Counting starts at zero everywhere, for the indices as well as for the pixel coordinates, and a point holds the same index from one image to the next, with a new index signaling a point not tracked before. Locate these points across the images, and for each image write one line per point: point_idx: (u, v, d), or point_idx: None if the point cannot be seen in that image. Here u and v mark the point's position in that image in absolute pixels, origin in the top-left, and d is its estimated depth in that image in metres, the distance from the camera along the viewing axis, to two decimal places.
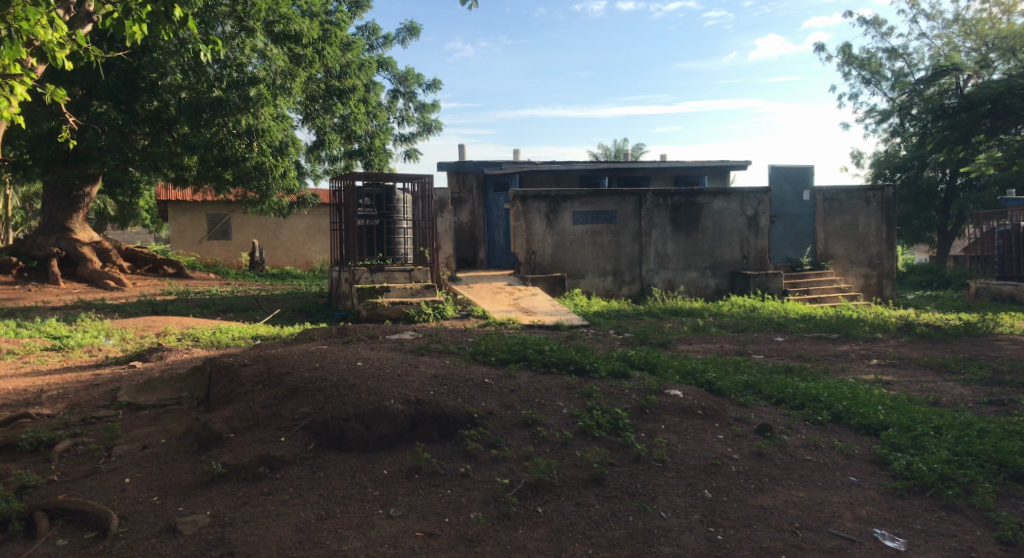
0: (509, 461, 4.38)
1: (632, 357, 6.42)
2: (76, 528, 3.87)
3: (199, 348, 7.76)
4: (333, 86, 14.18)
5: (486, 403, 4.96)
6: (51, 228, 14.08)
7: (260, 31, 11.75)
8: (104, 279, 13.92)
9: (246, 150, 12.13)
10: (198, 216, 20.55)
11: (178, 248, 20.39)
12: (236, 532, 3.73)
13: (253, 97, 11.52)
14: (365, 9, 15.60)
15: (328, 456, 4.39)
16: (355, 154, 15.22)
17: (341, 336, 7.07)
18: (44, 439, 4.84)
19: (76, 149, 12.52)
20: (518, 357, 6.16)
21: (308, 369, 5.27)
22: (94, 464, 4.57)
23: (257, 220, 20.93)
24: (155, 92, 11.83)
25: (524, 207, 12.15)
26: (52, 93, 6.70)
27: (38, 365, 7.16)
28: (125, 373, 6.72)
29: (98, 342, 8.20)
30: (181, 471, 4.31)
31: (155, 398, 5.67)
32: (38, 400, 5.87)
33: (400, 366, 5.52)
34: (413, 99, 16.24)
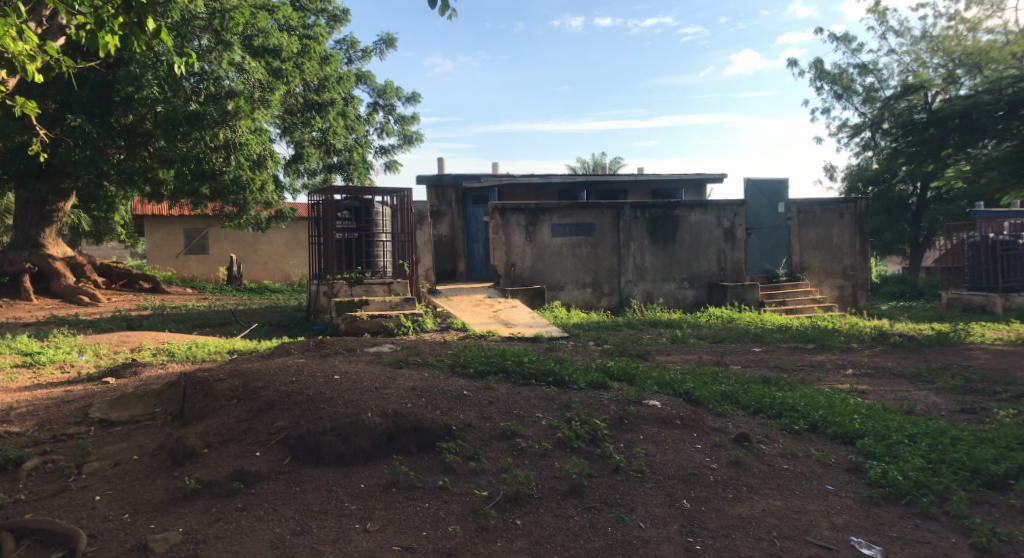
0: (488, 474, 4.36)
1: (611, 369, 6.43)
2: (44, 548, 3.78)
3: (175, 363, 7.67)
4: (311, 101, 14.18)
5: (464, 415, 4.93)
6: (23, 243, 13.85)
7: (238, 45, 11.60)
8: (78, 294, 13.72)
9: (223, 164, 12.15)
10: (175, 230, 20.35)
11: (155, 263, 20.21)
12: (209, 550, 3.66)
13: (231, 111, 11.42)
14: (343, 23, 15.60)
15: (304, 470, 4.34)
16: (335, 168, 15.19)
17: (318, 349, 7.02)
18: (12, 458, 4.74)
19: (49, 163, 12.34)
20: (496, 369, 6.14)
21: (285, 383, 5.22)
22: (63, 483, 4.48)
23: (235, 234, 20.78)
24: (131, 105, 11.73)
25: (503, 220, 12.16)
26: (22, 105, 6.58)
27: (8, 382, 7.02)
28: (98, 388, 6.60)
29: (70, 358, 8.07)
30: (153, 488, 4.24)
31: (127, 414, 5.57)
32: (7, 417, 5.75)
33: (377, 379, 5.46)
34: (392, 112, 16.24)
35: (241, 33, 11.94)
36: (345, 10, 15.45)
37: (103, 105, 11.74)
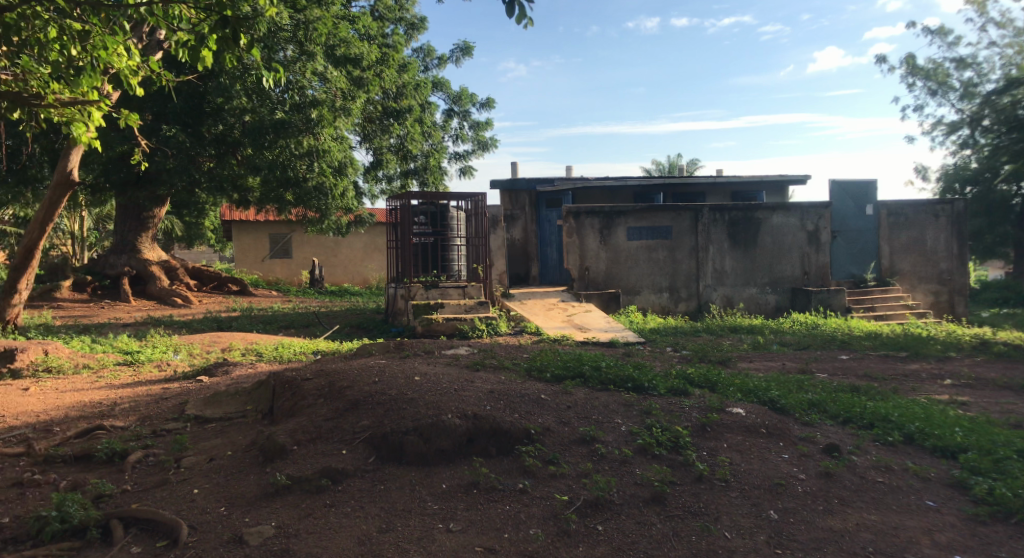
0: (568, 478, 4.35)
1: (692, 375, 6.31)
2: (149, 537, 3.98)
3: (263, 363, 7.97)
4: (389, 108, 14.50)
5: (543, 419, 4.94)
6: (123, 248, 14.70)
7: (321, 55, 11.95)
8: (172, 296, 14.40)
9: (307, 171, 12.56)
10: (261, 236, 21.17)
11: (242, 267, 21.07)
12: (301, 544, 3.78)
13: (315, 119, 11.91)
14: (422, 30, 15.86)
15: (388, 469, 4.44)
16: (411, 173, 15.50)
17: (398, 351, 7.16)
18: (118, 450, 5.02)
19: (147, 172, 13.03)
20: (574, 374, 6.12)
21: (369, 383, 5.34)
22: (165, 475, 4.72)
23: (316, 239, 21.45)
24: (222, 115, 12.28)
25: (578, 223, 12.12)
26: (126, 117, 6.96)
27: (112, 379, 7.45)
28: (193, 386, 6.93)
29: (166, 357, 8.50)
30: (247, 483, 4.41)
31: (221, 412, 5.82)
32: (112, 412, 6.11)
33: (456, 382, 5.53)
34: (468, 117, 16.42)
35: (324, 43, 12.31)
36: (423, 19, 15.72)
37: (196, 116, 12.34)
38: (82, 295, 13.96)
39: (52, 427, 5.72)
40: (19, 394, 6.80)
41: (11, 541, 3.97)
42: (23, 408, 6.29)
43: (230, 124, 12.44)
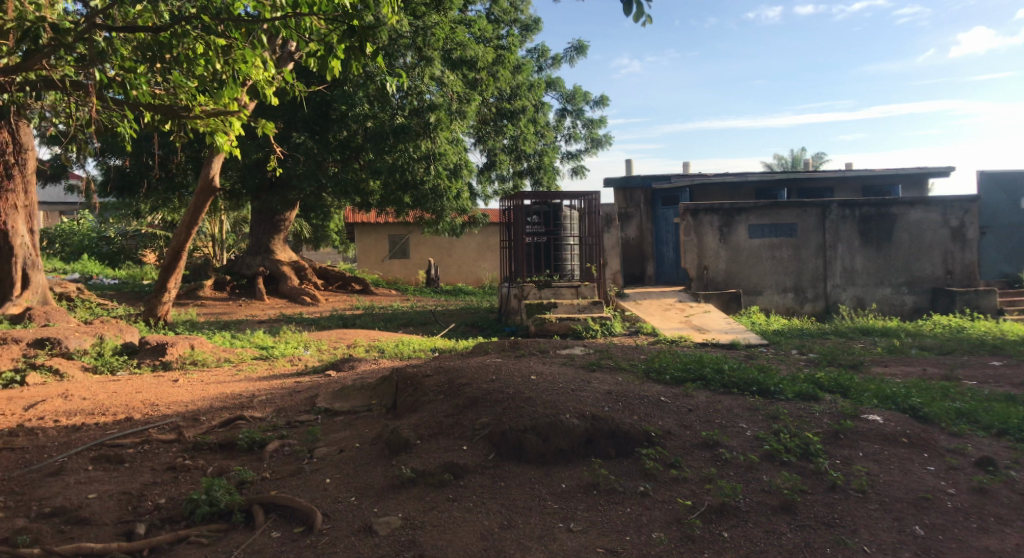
0: (690, 482, 4.24)
1: (822, 380, 6.00)
2: (287, 522, 4.21)
3: (385, 359, 8.27)
4: (504, 109, 14.65)
5: (663, 421, 4.84)
6: (257, 250, 15.75)
7: (438, 60, 12.29)
8: (300, 295, 15.20)
9: (424, 174, 12.93)
10: (380, 237, 22.02)
11: (363, 267, 21.99)
12: (426, 536, 3.88)
13: (432, 123, 12.31)
14: (536, 31, 15.97)
15: (508, 466, 4.49)
16: (525, 173, 15.65)
17: (514, 349, 7.23)
18: (258, 439, 5.34)
19: (278, 178, 13.82)
20: (695, 377, 5.96)
21: (487, 381, 5.41)
22: (299, 464, 4.98)
23: (432, 239, 22.04)
24: (346, 122, 12.86)
25: (695, 221, 11.80)
26: (263, 126, 7.38)
27: (250, 373, 7.96)
28: (322, 381, 7.28)
29: (298, 352, 8.98)
30: (374, 474, 4.58)
31: (348, 405, 6.08)
32: (252, 403, 6.52)
33: (573, 382, 5.51)
34: (581, 116, 16.38)
35: (442, 48, 12.52)
36: (537, 20, 15.82)
37: (322, 124, 13.05)
38: (222, 294, 15.02)
39: (199, 416, 6.17)
40: (171, 385, 7.38)
41: (167, 520, 4.31)
42: (174, 398, 6.82)
43: (354, 129, 13.06)
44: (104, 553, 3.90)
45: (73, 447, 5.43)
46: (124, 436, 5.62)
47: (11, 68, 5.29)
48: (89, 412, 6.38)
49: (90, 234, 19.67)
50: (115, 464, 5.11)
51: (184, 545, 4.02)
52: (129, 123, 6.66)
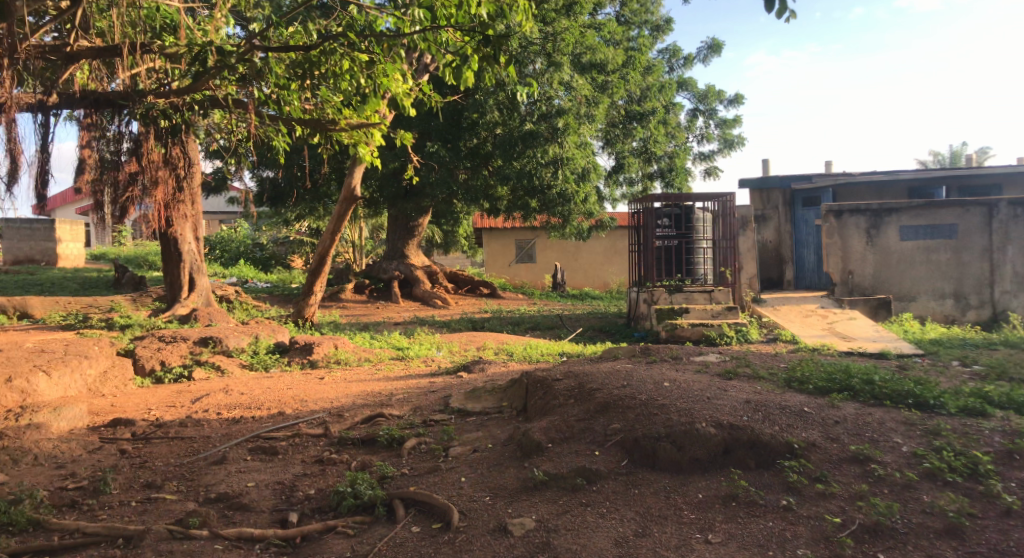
0: (839, 499, 3.98)
1: (990, 394, 5.47)
2: (425, 518, 4.35)
3: (515, 362, 8.37)
4: (633, 111, 14.48)
5: (808, 433, 4.58)
6: (393, 255, 16.48)
7: (568, 65, 12.32)
8: (433, 298, 15.70)
9: (552, 178, 13.08)
10: (508, 242, 22.41)
11: (492, 271, 22.45)
12: (560, 539, 3.89)
13: (561, 128, 12.40)
14: (667, 31, 15.68)
15: (642, 473, 4.41)
16: (655, 175, 15.43)
17: (645, 355, 7.11)
18: (396, 436, 5.55)
19: (413, 186, 14.36)
20: (842, 387, 5.61)
21: (618, 386, 5.29)
22: (435, 462, 5.12)
23: (559, 244, 22.13)
24: (476, 129, 13.20)
25: (839, 222, 11.17)
26: (402, 137, 7.64)
27: (387, 372, 8.31)
28: (455, 382, 7.47)
29: (431, 353, 9.28)
30: (508, 476, 4.63)
31: (481, 406, 6.18)
32: (390, 402, 6.80)
33: (709, 389, 5.32)
34: (714, 116, 15.90)
35: (571, 53, 12.57)
36: (668, 20, 15.55)
37: (455, 133, 13.44)
38: (361, 297, 15.80)
39: (342, 412, 6.50)
40: (317, 382, 7.84)
41: (317, 509, 4.57)
42: (319, 394, 7.23)
43: (483, 137, 13.39)
44: (262, 538, 4.19)
45: (233, 438, 5.88)
46: (276, 430, 6.02)
47: (184, 89, 5.96)
48: (247, 405, 6.89)
49: (245, 241, 21.30)
50: (270, 456, 5.48)
51: (332, 534, 4.25)
52: (283, 137, 7.13)
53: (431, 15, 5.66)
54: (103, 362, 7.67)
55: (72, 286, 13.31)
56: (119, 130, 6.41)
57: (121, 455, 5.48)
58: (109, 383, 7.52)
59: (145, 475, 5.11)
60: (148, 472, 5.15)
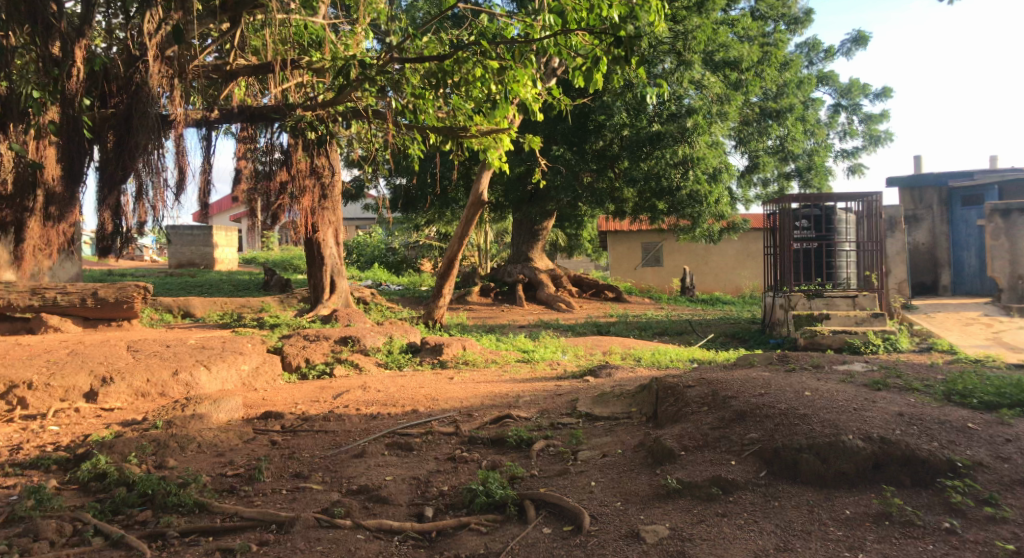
0: (1012, 524, 3.64)
1: None
2: (556, 520, 4.37)
3: (642, 367, 8.25)
4: (769, 109, 13.88)
5: (972, 451, 4.21)
6: (519, 258, 16.77)
7: (698, 63, 12.15)
8: (557, 301, 15.78)
9: (682, 180, 12.94)
10: (634, 244, 22.17)
11: (617, 274, 22.28)
12: (696, 548, 3.79)
13: (690, 128, 12.15)
14: (806, 25, 14.96)
15: (782, 486, 4.22)
16: (792, 175, 14.83)
17: (782, 363, 6.79)
18: (525, 438, 5.61)
19: (538, 190, 14.48)
20: (1011, 403, 5.12)
21: (756, 394, 5.07)
22: (565, 465, 5.13)
23: (688, 247, 21.61)
24: (602, 131, 13.18)
25: (1006, 222, 10.23)
26: (530, 142, 7.70)
27: (514, 374, 8.43)
28: (582, 385, 7.46)
29: (557, 357, 9.32)
30: (639, 483, 4.56)
31: (609, 411, 6.12)
32: (518, 403, 6.88)
33: (856, 400, 5.01)
34: (858, 111, 15.01)
35: (704, 51, 12.53)
36: (807, 12, 14.84)
37: (581, 136, 13.44)
38: (487, 299, 16.15)
39: (472, 412, 6.65)
40: (447, 381, 8.07)
41: (451, 506, 4.69)
42: (450, 394, 7.43)
43: (609, 139, 13.29)
44: (400, 531, 4.36)
45: (371, 433, 6.16)
46: (411, 427, 6.25)
47: (328, 102, 6.38)
48: (383, 402, 7.20)
49: (379, 245, 22.30)
50: (405, 452, 5.69)
51: (465, 530, 4.35)
52: (418, 144, 7.39)
53: (561, 20, 5.64)
54: (255, 358, 8.27)
55: (227, 288, 14.45)
56: (271, 142, 6.81)
57: (272, 446, 5.87)
58: (260, 378, 8.09)
59: (293, 465, 5.45)
60: (296, 463, 5.49)
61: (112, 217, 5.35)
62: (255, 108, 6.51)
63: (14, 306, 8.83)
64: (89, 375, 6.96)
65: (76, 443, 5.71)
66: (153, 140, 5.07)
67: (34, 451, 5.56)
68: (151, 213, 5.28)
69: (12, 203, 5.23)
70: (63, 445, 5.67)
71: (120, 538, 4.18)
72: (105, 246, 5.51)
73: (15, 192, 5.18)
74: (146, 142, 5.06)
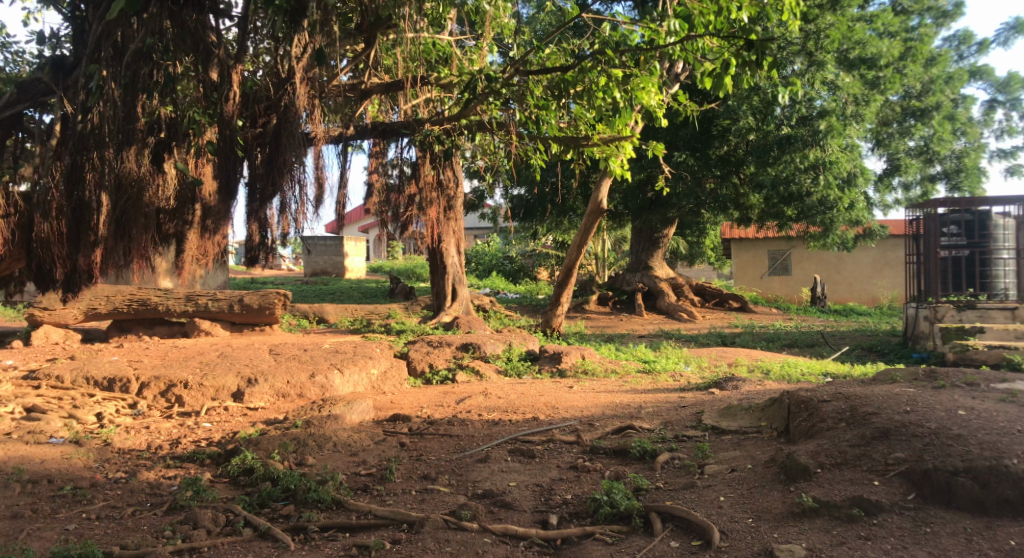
0: None
1: None
2: (684, 533, 4.29)
3: (771, 380, 7.93)
4: (911, 108, 13.24)
5: None
6: (637, 266, 16.60)
7: (831, 63, 11.85)
8: (678, 311, 15.46)
9: (812, 185, 12.64)
10: (760, 252, 21.43)
11: (740, 283, 21.61)
12: None
13: (823, 130, 11.87)
14: (956, 17, 13.99)
15: (933, 511, 3.95)
16: (938, 177, 13.87)
17: (930, 379, 6.32)
18: (649, 450, 5.51)
19: (659, 197, 14.28)
20: None
21: (900, 411, 4.76)
22: (691, 478, 5.01)
23: (820, 255, 20.65)
24: (726, 136, 12.96)
25: None
26: (653, 149, 7.54)
27: (636, 384, 8.32)
28: (707, 397, 7.27)
29: (679, 368, 9.13)
30: (771, 500, 4.40)
31: (737, 425, 5.92)
32: (641, 414, 6.78)
33: (1018, 422, 4.60)
34: (1016, 107, 13.83)
35: (838, 50, 12.24)
36: (957, 3, 13.86)
37: (704, 141, 13.22)
38: (605, 308, 16.08)
39: (593, 422, 6.63)
40: (568, 390, 8.10)
41: (575, 514, 4.69)
42: (570, 403, 7.43)
43: (734, 144, 13.24)
44: (526, 537, 4.41)
45: (494, 439, 6.27)
46: (532, 434, 6.30)
47: (454, 116, 6.59)
48: (504, 409, 7.30)
49: (497, 254, 22.70)
50: (528, 458, 5.75)
51: (591, 540, 4.35)
52: (539, 154, 7.52)
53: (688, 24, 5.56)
54: (383, 362, 8.61)
55: (355, 295, 15.17)
56: (399, 156, 7.10)
57: (401, 448, 6.10)
58: (388, 382, 8.42)
59: (421, 467, 5.64)
60: (424, 465, 5.67)
61: (259, 229, 5.70)
62: (387, 124, 7.02)
63: (171, 312, 9.67)
64: (236, 376, 7.48)
65: (226, 439, 6.17)
66: (298, 157, 5.41)
67: (190, 446, 6.05)
68: (293, 225, 5.63)
69: (174, 217, 5.69)
70: (215, 441, 6.14)
71: (267, 530, 4.46)
72: (252, 257, 5.91)
73: (178, 207, 5.66)
74: (292, 159, 5.41)
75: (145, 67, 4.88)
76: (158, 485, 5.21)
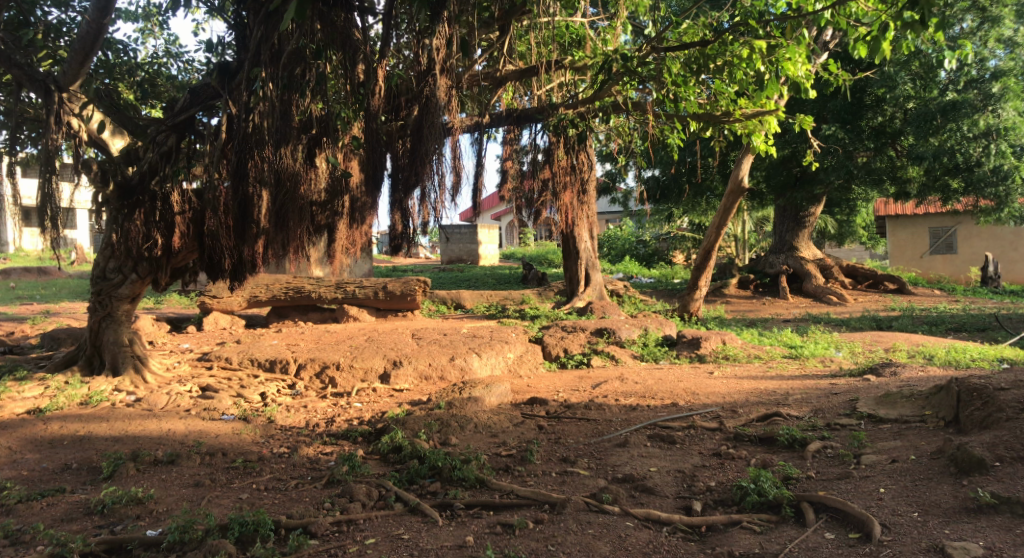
0: None
1: None
2: (841, 525, 4.06)
3: (936, 366, 7.35)
4: None
5: None
6: (781, 248, 15.88)
7: (1009, 18, 11.35)
8: (827, 294, 14.62)
9: (983, 154, 11.83)
10: (920, 230, 19.92)
11: (897, 264, 20.27)
12: None
13: (996, 92, 11.31)
14: None
15: None
16: None
17: None
18: (798, 437, 5.25)
19: (804, 173, 13.52)
20: None
21: None
22: (847, 468, 4.72)
23: (992, 231, 18.89)
24: (881, 106, 12.25)
25: None
26: (801, 123, 7.15)
27: (782, 370, 7.97)
28: (862, 384, 6.84)
29: (830, 353, 8.64)
30: (940, 493, 4.08)
31: (897, 413, 5.52)
32: (788, 401, 6.48)
33: None
34: None
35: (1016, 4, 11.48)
36: None
37: (855, 112, 12.42)
38: (746, 292, 15.49)
39: (736, 408, 6.40)
40: (708, 376, 7.88)
41: (720, 502, 4.55)
42: (711, 389, 7.24)
43: (889, 114, 12.37)
44: (669, 522, 4.34)
45: (633, 423, 6.21)
46: (672, 419, 6.17)
47: (589, 99, 6.72)
48: (641, 394, 7.22)
49: (630, 238, 22.49)
50: (669, 444, 5.64)
51: (738, 528, 4.21)
52: (677, 133, 7.41)
53: None
54: (519, 346, 8.75)
55: (491, 281, 15.48)
56: (533, 142, 7.14)
57: (540, 430, 6.18)
58: (524, 365, 8.57)
59: (560, 450, 5.68)
60: (563, 448, 5.71)
61: (401, 219, 5.93)
62: (522, 110, 7.03)
63: (323, 298, 10.28)
64: (383, 358, 7.87)
65: (375, 418, 6.50)
66: (439, 146, 5.56)
67: (344, 424, 6.43)
68: (433, 213, 5.75)
69: (325, 209, 6.07)
70: (365, 420, 6.48)
71: (417, 505, 4.66)
72: (395, 245, 6.13)
73: (327, 199, 6.03)
74: (433, 148, 5.58)
75: (298, 67, 5.19)
76: (316, 460, 5.59)
